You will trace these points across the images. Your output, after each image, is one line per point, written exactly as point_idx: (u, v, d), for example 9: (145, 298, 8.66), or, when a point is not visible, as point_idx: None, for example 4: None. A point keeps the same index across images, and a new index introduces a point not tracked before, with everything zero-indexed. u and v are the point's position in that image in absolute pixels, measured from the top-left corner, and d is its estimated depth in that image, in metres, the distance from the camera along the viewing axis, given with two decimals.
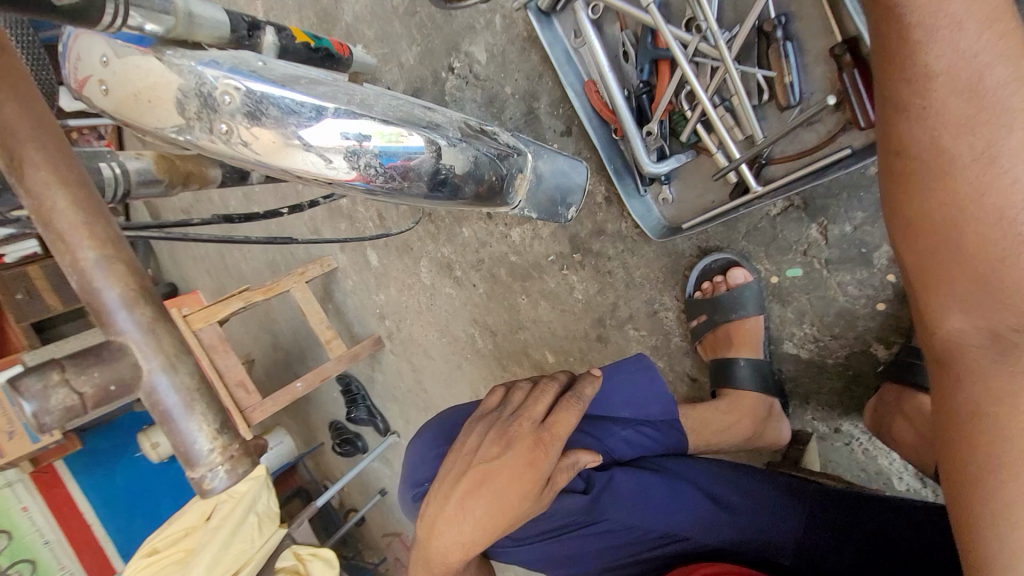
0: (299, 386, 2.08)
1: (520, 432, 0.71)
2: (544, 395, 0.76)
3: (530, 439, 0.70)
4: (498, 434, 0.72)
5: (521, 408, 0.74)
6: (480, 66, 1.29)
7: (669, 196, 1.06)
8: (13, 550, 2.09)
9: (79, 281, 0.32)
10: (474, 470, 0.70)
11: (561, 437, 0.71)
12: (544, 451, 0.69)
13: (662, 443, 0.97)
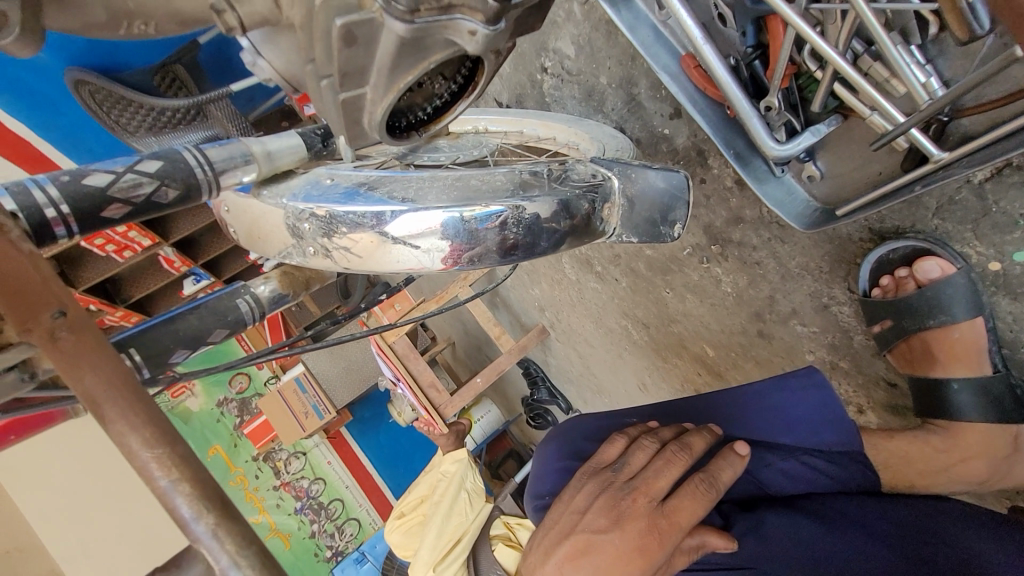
0: (479, 382, 2.31)
1: (633, 508, 0.67)
2: (667, 467, 0.69)
3: (643, 521, 0.65)
4: (608, 504, 0.69)
5: (639, 481, 0.69)
6: (571, 60, 1.18)
7: (815, 172, 0.83)
8: (330, 491, 3.20)
9: (165, 501, 0.39)
10: (579, 537, 0.68)
11: (681, 526, 0.65)
12: (658, 538, 0.64)
13: (841, 480, 0.80)
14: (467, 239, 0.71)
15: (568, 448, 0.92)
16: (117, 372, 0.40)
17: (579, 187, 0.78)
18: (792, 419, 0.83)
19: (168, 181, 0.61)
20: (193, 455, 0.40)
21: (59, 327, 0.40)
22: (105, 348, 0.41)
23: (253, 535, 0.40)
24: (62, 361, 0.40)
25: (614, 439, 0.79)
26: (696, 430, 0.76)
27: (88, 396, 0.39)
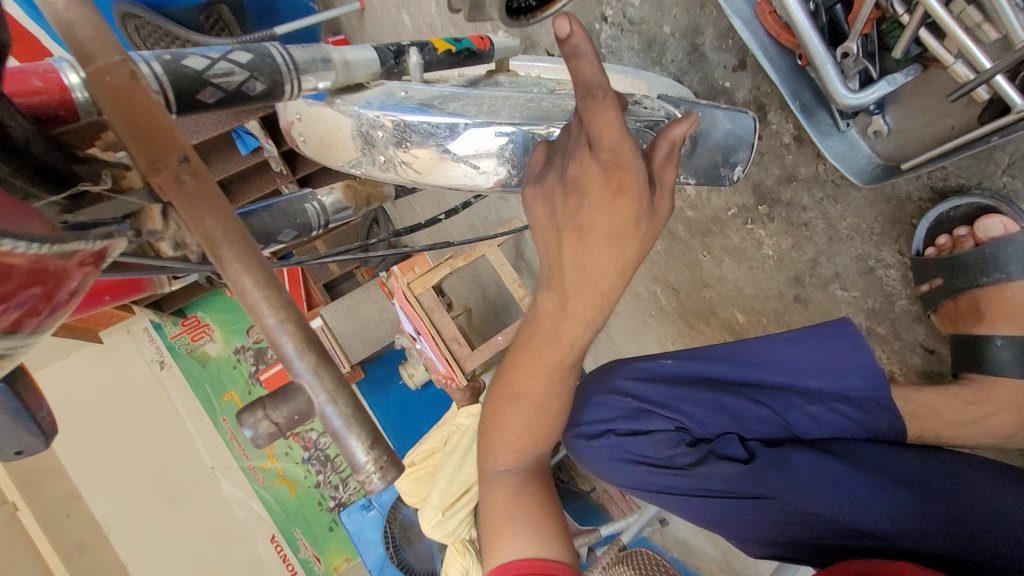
0: (500, 339, 2.34)
1: (590, 176, 0.61)
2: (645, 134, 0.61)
3: (610, 195, 0.62)
4: (568, 186, 0.63)
5: (580, 177, 0.62)
6: (634, 8, 1.17)
7: (883, 127, 0.82)
8: (337, 444, 3.45)
9: (270, 336, 0.43)
10: (566, 231, 0.66)
11: (628, 155, 0.59)
12: (625, 179, 0.61)
13: (865, 425, 0.87)
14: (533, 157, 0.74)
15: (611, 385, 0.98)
16: (233, 221, 0.43)
17: (643, 121, 0.79)
18: (817, 366, 0.89)
19: (256, 74, 0.63)
20: (295, 301, 0.44)
21: (182, 176, 0.43)
22: (219, 200, 0.43)
23: (347, 379, 0.44)
24: (187, 204, 0.43)
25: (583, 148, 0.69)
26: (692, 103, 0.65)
27: (208, 241, 0.43)
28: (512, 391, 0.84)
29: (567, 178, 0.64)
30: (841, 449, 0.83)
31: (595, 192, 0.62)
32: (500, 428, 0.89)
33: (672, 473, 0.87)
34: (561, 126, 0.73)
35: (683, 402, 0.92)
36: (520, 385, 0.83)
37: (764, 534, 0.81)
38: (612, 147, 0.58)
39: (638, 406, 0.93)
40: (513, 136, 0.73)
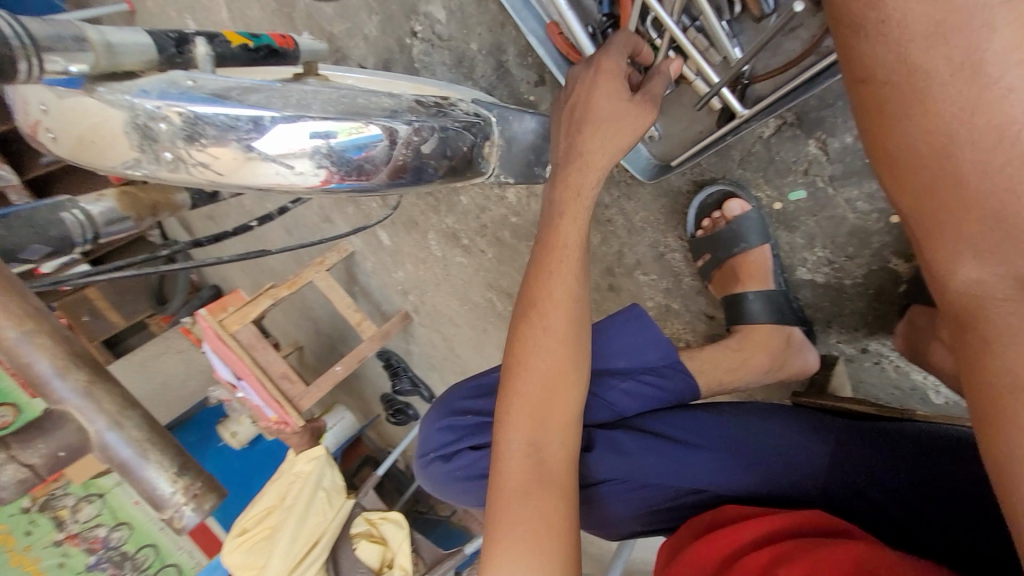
0: (338, 369, 2.18)
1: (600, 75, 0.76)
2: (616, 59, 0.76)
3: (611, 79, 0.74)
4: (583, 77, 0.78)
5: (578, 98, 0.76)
6: (442, 25, 1.22)
7: (655, 134, 0.97)
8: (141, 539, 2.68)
9: (12, 359, 0.33)
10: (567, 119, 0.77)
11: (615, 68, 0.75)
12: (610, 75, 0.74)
13: (669, 391, 0.92)
14: (352, 157, 0.71)
15: (448, 408, 0.84)
16: None
17: (461, 123, 0.82)
18: (624, 346, 0.92)
19: None
20: (45, 310, 0.34)
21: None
22: None
23: (137, 396, 0.36)
24: None
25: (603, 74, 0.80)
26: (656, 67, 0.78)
27: None
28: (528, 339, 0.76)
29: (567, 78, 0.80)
30: (664, 427, 0.86)
31: (587, 77, 0.76)
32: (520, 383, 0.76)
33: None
34: (379, 124, 0.72)
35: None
36: (542, 322, 0.75)
37: (623, 513, 0.85)
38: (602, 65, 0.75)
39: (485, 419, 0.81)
40: (328, 133, 0.69)
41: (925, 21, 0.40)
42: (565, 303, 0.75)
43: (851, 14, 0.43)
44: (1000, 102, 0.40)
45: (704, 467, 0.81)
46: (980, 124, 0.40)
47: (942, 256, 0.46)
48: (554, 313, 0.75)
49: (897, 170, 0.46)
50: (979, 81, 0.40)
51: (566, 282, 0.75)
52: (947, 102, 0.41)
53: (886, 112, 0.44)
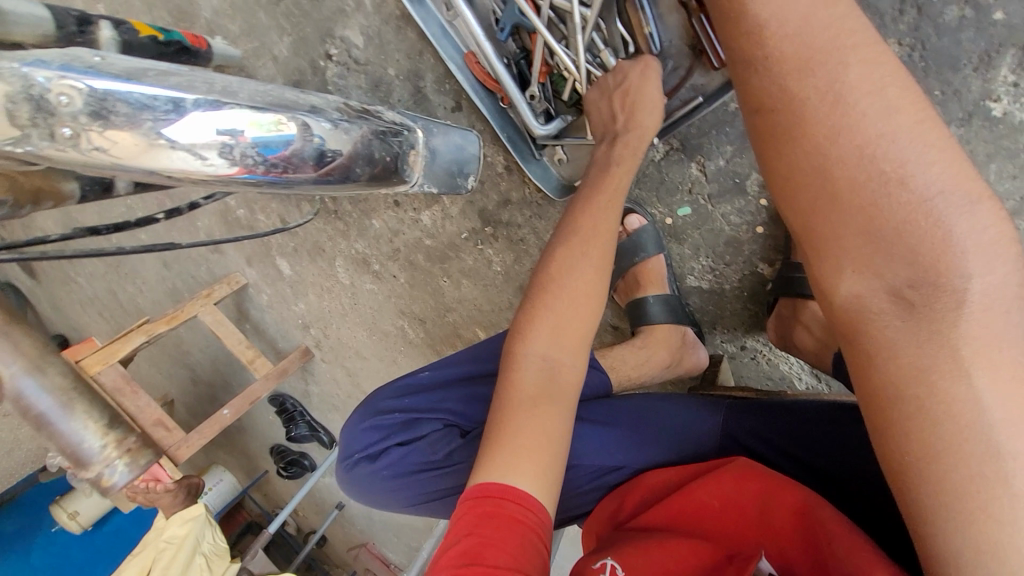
0: (226, 413, 1.94)
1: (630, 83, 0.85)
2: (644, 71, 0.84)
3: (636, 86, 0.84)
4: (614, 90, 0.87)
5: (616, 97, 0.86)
6: (359, 50, 1.26)
7: (563, 156, 1.10)
8: None
9: None
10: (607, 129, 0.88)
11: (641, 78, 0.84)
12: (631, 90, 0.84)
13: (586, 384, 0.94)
14: (269, 153, 0.70)
15: (374, 406, 0.87)
16: None
17: (385, 129, 0.86)
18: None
19: None
20: None
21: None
22: None
23: None
24: None
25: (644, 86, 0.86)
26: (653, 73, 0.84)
27: None
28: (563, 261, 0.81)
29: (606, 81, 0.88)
30: (581, 410, 0.90)
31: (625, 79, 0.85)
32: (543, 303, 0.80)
33: (447, 471, 0.82)
34: (303, 120, 0.73)
35: (449, 399, 0.84)
36: (572, 250, 0.81)
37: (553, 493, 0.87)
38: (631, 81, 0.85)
39: (410, 415, 0.84)
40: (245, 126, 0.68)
41: (795, 58, 0.49)
42: (596, 243, 0.81)
43: (745, 54, 0.51)
44: (858, 127, 0.49)
45: (619, 445, 0.86)
46: (846, 143, 0.49)
47: (825, 273, 0.54)
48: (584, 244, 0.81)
49: (785, 193, 0.54)
50: (843, 108, 0.49)
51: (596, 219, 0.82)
52: (824, 122, 0.49)
53: (779, 140, 0.52)
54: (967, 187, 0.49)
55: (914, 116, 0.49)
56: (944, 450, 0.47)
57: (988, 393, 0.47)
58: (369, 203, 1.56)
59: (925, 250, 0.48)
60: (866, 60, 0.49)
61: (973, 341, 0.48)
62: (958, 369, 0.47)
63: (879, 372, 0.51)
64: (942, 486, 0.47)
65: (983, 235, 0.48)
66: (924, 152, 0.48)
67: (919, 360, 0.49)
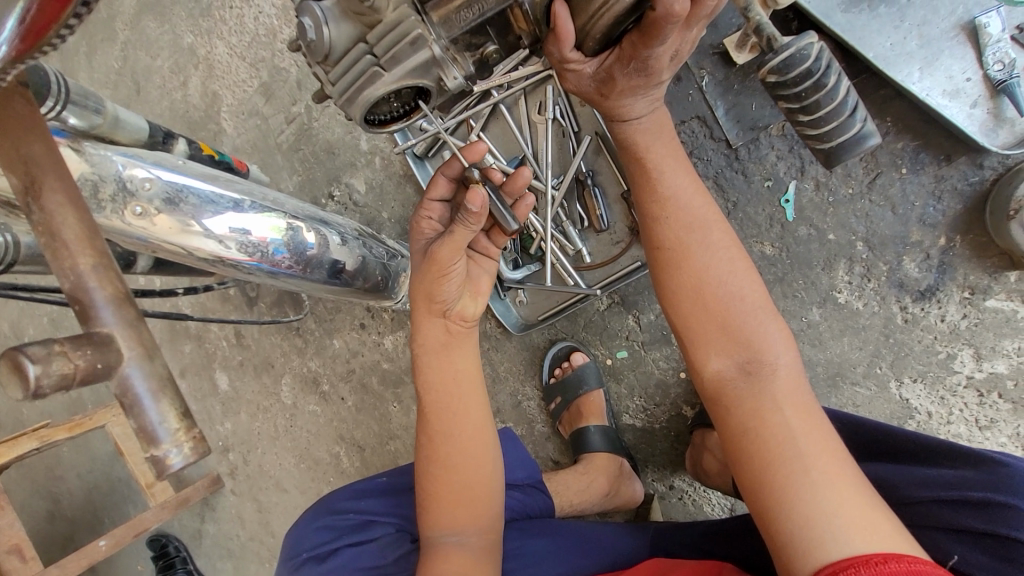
0: (101, 544, 1.65)
1: (456, 239, 0.76)
2: (453, 237, 0.76)
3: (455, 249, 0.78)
4: (446, 248, 0.77)
5: (440, 258, 0.78)
6: (360, 195, 1.49)
7: (523, 298, 1.26)
8: None
9: (71, 282, 0.38)
10: (433, 301, 0.83)
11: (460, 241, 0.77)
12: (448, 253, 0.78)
13: (530, 505, 1.06)
14: (285, 253, 0.84)
15: (328, 507, 0.95)
16: (61, 152, 0.40)
17: (383, 253, 1.03)
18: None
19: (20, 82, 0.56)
20: (109, 250, 0.40)
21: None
22: (43, 123, 0.40)
23: (155, 351, 0.40)
24: (0, 132, 0.38)
25: (450, 249, 0.77)
26: (466, 221, 0.74)
27: (22, 165, 0.38)
28: (447, 458, 0.86)
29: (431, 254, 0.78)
30: (526, 526, 1.02)
31: (444, 252, 0.77)
32: (439, 488, 0.86)
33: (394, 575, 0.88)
34: (321, 234, 0.89)
35: (401, 506, 0.95)
36: (448, 432, 0.86)
37: None
38: (449, 247, 0.77)
39: (365, 517, 0.93)
40: (271, 229, 0.82)
41: (683, 218, 0.71)
42: (475, 423, 0.87)
43: (647, 209, 0.72)
44: (716, 261, 0.71)
45: (565, 557, 0.97)
46: (713, 271, 0.71)
47: (698, 358, 0.72)
48: (464, 436, 0.86)
49: (669, 303, 0.73)
50: (710, 249, 0.71)
51: (472, 397, 0.87)
52: (698, 256, 0.71)
53: (669, 264, 0.72)
54: (772, 305, 0.72)
55: (743, 258, 0.72)
56: (791, 482, 0.62)
57: (798, 428, 0.65)
58: (334, 323, 1.65)
59: (757, 340, 0.69)
60: (713, 218, 0.73)
61: (786, 394, 0.67)
62: (779, 409, 0.66)
63: (736, 422, 0.68)
64: (776, 488, 0.63)
65: (785, 334, 0.71)
66: (748, 280, 0.71)
67: (756, 404, 0.67)
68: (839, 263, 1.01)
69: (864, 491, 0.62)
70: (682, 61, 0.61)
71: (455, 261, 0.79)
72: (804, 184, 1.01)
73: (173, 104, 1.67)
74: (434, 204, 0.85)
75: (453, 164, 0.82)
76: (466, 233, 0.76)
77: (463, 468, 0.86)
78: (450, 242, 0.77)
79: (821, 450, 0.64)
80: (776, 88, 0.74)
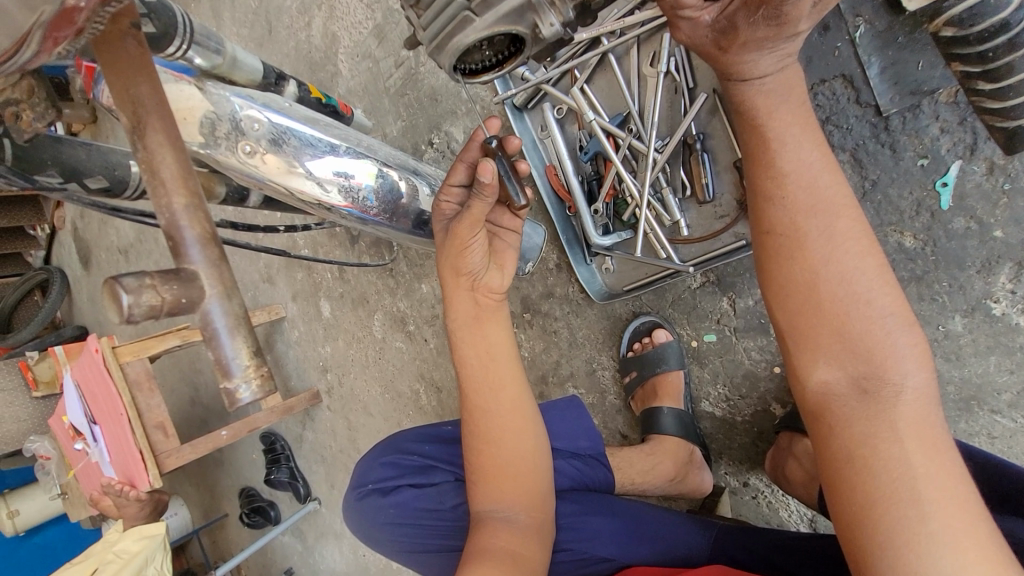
0: (223, 434, 1.94)
1: (475, 212, 0.75)
2: (473, 211, 0.76)
3: (474, 223, 0.77)
4: (466, 223, 0.77)
5: (461, 233, 0.78)
6: (457, 143, 1.49)
7: (610, 266, 1.21)
8: None
9: (166, 218, 0.40)
10: (464, 277, 0.83)
11: (477, 215, 0.76)
12: (467, 229, 0.78)
13: (589, 476, 1.04)
14: (375, 199, 0.87)
15: (394, 446, 1.02)
16: (164, 95, 0.43)
17: None
18: (561, 429, 1.05)
19: (151, 17, 0.62)
20: (201, 193, 0.42)
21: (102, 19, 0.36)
22: (151, 65, 0.43)
23: (236, 292, 0.42)
24: (115, 72, 0.41)
25: (468, 225, 0.77)
26: (482, 197, 0.73)
27: (131, 105, 0.41)
28: (488, 433, 0.87)
29: (453, 230, 0.79)
30: (581, 496, 1.01)
31: (465, 227, 0.77)
32: (482, 463, 0.88)
33: (448, 521, 0.95)
34: (409, 183, 0.90)
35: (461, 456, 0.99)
36: (495, 404, 0.87)
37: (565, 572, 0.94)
38: (469, 219, 0.76)
39: (426, 462, 0.98)
40: (364, 176, 0.85)
41: (805, 201, 0.60)
42: (514, 395, 0.89)
43: (763, 187, 0.62)
44: (839, 255, 0.60)
45: (614, 536, 0.96)
46: (835, 267, 0.59)
47: (802, 364, 0.62)
48: (504, 412, 0.88)
49: (775, 298, 0.63)
50: (833, 241, 0.60)
51: (509, 370, 0.89)
52: (817, 247, 0.60)
53: (780, 253, 0.62)
54: (907, 312, 0.60)
55: (875, 254, 0.60)
56: (901, 527, 0.53)
57: (919, 464, 0.55)
58: (424, 268, 1.71)
59: (879, 354, 0.58)
60: (841, 206, 0.61)
61: (909, 421, 0.56)
62: (896, 439, 0.56)
63: (837, 445, 0.59)
64: (879, 531, 0.54)
65: (917, 347, 0.59)
66: (877, 280, 0.60)
67: (868, 430, 0.57)
68: (1003, 267, 0.83)
69: (992, 551, 0.52)
70: (828, 6, 0.51)
71: (472, 239, 0.79)
72: (973, 166, 0.82)
73: (298, 45, 1.77)
74: (453, 188, 0.81)
75: (473, 146, 0.78)
76: (484, 207, 0.75)
77: (506, 440, 0.87)
78: (470, 218, 0.76)
79: (945, 495, 0.53)
80: (950, 44, 0.61)
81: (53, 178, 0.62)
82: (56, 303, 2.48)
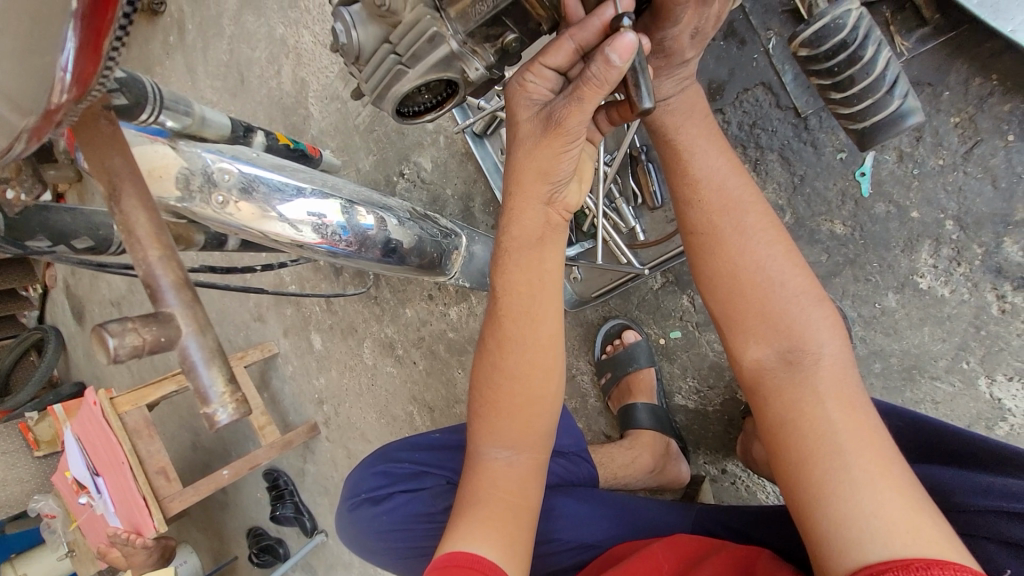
0: (225, 473, 1.97)
1: (579, 106, 0.62)
2: (577, 101, 0.62)
3: (579, 119, 0.64)
4: (561, 120, 0.64)
5: (554, 131, 0.65)
6: (427, 172, 1.57)
7: (577, 275, 1.28)
8: None
9: (144, 270, 0.47)
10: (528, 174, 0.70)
11: (585, 110, 0.63)
12: (559, 132, 0.65)
13: (575, 474, 1.09)
14: (346, 233, 0.94)
15: (385, 456, 1.07)
16: (135, 165, 0.50)
17: (438, 232, 1.11)
18: None
19: (124, 91, 0.69)
20: (174, 246, 0.49)
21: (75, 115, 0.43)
22: (124, 140, 0.50)
23: (210, 328, 0.48)
24: (94, 150, 0.48)
25: (569, 120, 0.64)
26: (599, 85, 0.59)
27: (108, 175, 0.48)
28: (511, 368, 0.81)
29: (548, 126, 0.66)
30: (568, 489, 1.06)
31: (567, 129, 0.64)
32: (500, 398, 0.82)
33: (439, 522, 0.99)
34: (377, 216, 0.97)
35: (450, 460, 1.05)
36: (519, 339, 0.79)
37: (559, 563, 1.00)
38: (572, 116, 0.63)
39: (417, 468, 1.04)
40: (332, 214, 0.92)
41: (718, 200, 0.68)
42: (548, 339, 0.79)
43: (680, 193, 0.70)
44: (753, 245, 0.68)
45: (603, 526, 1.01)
46: (751, 256, 0.68)
47: (736, 346, 0.70)
48: (536, 350, 0.79)
49: (706, 289, 0.71)
50: (745, 232, 0.68)
51: (550, 309, 0.78)
52: (732, 240, 0.68)
53: (704, 248, 0.69)
54: (818, 290, 0.68)
55: (786, 242, 0.68)
56: (830, 477, 0.58)
57: (842, 421, 0.61)
58: (407, 293, 1.77)
59: (798, 330, 0.66)
60: (750, 202, 0.69)
61: (831, 384, 0.63)
62: (820, 402, 0.62)
63: (772, 413, 0.65)
64: (814, 485, 0.59)
65: (831, 320, 0.66)
66: (788, 264, 0.68)
67: (796, 396, 0.64)
68: (923, 245, 0.90)
69: (909, 490, 0.57)
70: (706, 36, 0.59)
71: (580, 132, 0.66)
72: (884, 156, 0.90)
73: (270, 93, 1.85)
74: (547, 71, 0.66)
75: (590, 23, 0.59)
76: (599, 98, 0.61)
77: (529, 373, 0.80)
78: (573, 113, 0.63)
79: (867, 447, 0.59)
80: (807, 62, 0.69)
81: (42, 242, 0.68)
82: (53, 360, 2.52)
